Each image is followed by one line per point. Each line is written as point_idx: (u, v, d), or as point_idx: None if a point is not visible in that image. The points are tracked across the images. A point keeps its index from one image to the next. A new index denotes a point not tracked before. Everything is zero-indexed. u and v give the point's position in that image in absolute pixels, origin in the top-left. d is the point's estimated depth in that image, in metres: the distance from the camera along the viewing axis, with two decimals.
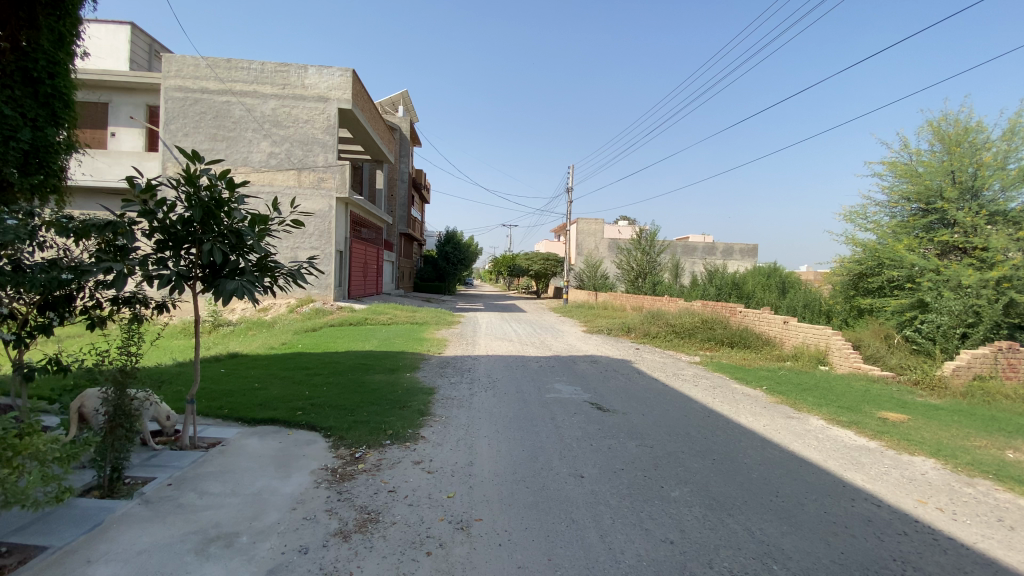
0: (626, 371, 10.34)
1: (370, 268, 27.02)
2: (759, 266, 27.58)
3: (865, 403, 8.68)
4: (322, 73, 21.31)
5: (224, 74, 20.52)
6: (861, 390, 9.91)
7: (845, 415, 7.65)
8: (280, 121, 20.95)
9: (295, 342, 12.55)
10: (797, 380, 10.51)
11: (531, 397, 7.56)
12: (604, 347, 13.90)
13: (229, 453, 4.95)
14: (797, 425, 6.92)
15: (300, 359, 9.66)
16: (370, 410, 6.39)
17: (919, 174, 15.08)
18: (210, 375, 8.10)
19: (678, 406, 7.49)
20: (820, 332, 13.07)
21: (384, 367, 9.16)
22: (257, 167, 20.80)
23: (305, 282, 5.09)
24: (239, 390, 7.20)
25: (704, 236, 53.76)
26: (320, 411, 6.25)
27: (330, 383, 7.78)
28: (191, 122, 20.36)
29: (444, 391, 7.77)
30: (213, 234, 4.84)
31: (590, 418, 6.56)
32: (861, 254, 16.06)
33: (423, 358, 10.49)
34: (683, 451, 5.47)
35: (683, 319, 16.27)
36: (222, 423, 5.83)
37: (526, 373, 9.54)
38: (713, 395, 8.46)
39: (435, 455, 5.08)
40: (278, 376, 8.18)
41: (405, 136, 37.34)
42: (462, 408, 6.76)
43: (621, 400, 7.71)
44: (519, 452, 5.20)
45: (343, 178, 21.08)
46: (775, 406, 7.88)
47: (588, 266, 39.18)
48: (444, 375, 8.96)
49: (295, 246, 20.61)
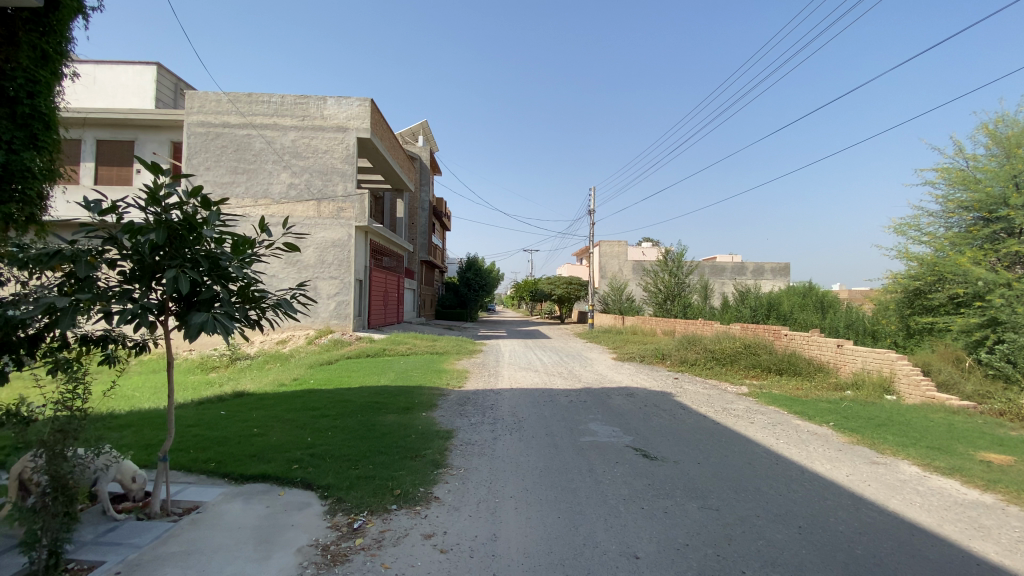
0: (667, 405, 9.20)
1: (391, 298, 26.53)
2: (795, 286, 26.12)
3: (956, 442, 7.33)
4: (341, 103, 21.26)
5: (245, 108, 20.64)
6: (944, 424, 8.54)
7: (938, 458, 6.40)
8: (299, 152, 20.87)
9: (306, 377, 11.79)
10: (865, 413, 9.19)
11: (564, 442, 6.55)
12: (639, 377, 12.77)
13: (202, 525, 4.12)
14: (888, 474, 5.72)
15: (309, 398, 8.85)
16: (376, 462, 5.48)
17: (977, 181, 13.82)
18: (208, 419, 7.34)
19: (737, 452, 6.35)
20: (882, 356, 11.75)
21: (397, 406, 8.25)
22: (277, 199, 20.63)
23: (295, 314, 4.27)
24: (234, 437, 6.39)
25: (733, 257, 52.10)
26: (319, 465, 5.37)
27: (336, 427, 6.90)
28: (213, 156, 20.46)
29: (463, 435, 6.83)
30: (184, 260, 4.11)
31: (636, 470, 5.51)
32: (917, 269, 14.64)
33: (441, 394, 9.58)
34: (759, 516, 4.41)
35: (723, 344, 15.03)
36: (205, 481, 5.02)
37: (556, 410, 8.51)
38: (776, 436, 7.25)
39: (450, 525, 4.13)
40: (281, 419, 7.36)
41: (425, 164, 37.40)
42: (483, 458, 5.81)
43: (669, 444, 6.61)
44: (555, 520, 4.24)
45: (362, 206, 20.80)
46: (852, 449, 6.68)
47: (612, 289, 37.97)
48: (465, 415, 8.00)
49: (313, 277, 20.26)
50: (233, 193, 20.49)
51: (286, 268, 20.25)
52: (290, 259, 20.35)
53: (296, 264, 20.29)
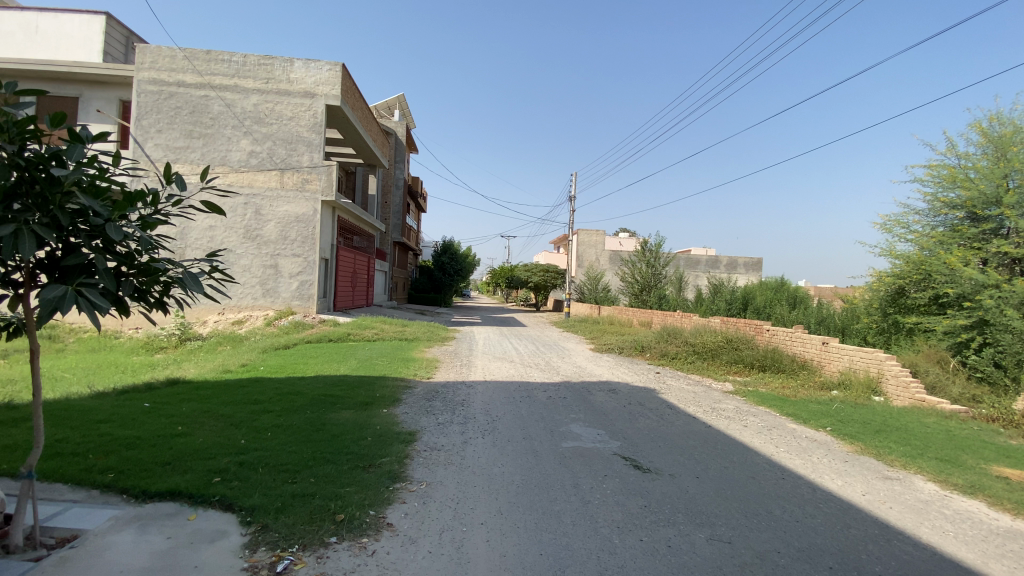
0: (653, 404, 8.50)
1: (359, 278, 25.20)
2: (768, 279, 26.08)
3: (961, 452, 6.85)
4: (309, 67, 19.71)
5: (203, 66, 18.88)
6: (942, 430, 8.10)
7: (952, 473, 5.87)
8: (262, 118, 19.26)
9: (256, 363, 10.66)
10: (859, 416, 8.69)
11: (542, 447, 5.72)
12: (619, 371, 12.07)
13: (69, 570, 3.14)
14: (907, 494, 5.16)
15: (254, 388, 7.77)
16: (320, 474, 4.55)
17: (970, 179, 13.48)
18: (127, 414, 6.23)
19: (737, 462, 5.66)
20: (871, 355, 11.30)
21: (355, 401, 7.28)
22: (236, 167, 19.01)
23: (200, 292, 3.19)
24: (150, 438, 5.34)
25: (708, 250, 52.38)
26: (248, 477, 4.40)
27: (278, 425, 5.89)
28: (165, 118, 18.70)
29: (427, 437, 5.90)
30: (45, 216, 3.00)
31: (629, 486, 4.70)
32: (903, 268, 14.28)
33: (406, 387, 8.64)
34: (780, 553, 3.67)
35: (705, 338, 14.49)
36: (95, 501, 4.06)
37: (534, 407, 7.68)
38: (775, 443, 6.60)
39: (403, 568, 3.24)
40: (213, 415, 6.29)
41: (401, 140, 35.74)
42: (449, 470, 4.90)
43: (660, 451, 5.86)
44: (537, 560, 3.40)
45: (330, 179, 19.42)
46: (858, 460, 6.12)
47: (589, 278, 37.43)
48: (432, 412, 7.06)
49: (275, 253, 18.90)
50: (187, 159, 18.79)
51: (244, 243, 18.80)
52: (249, 234, 18.86)
53: (255, 239, 18.85)
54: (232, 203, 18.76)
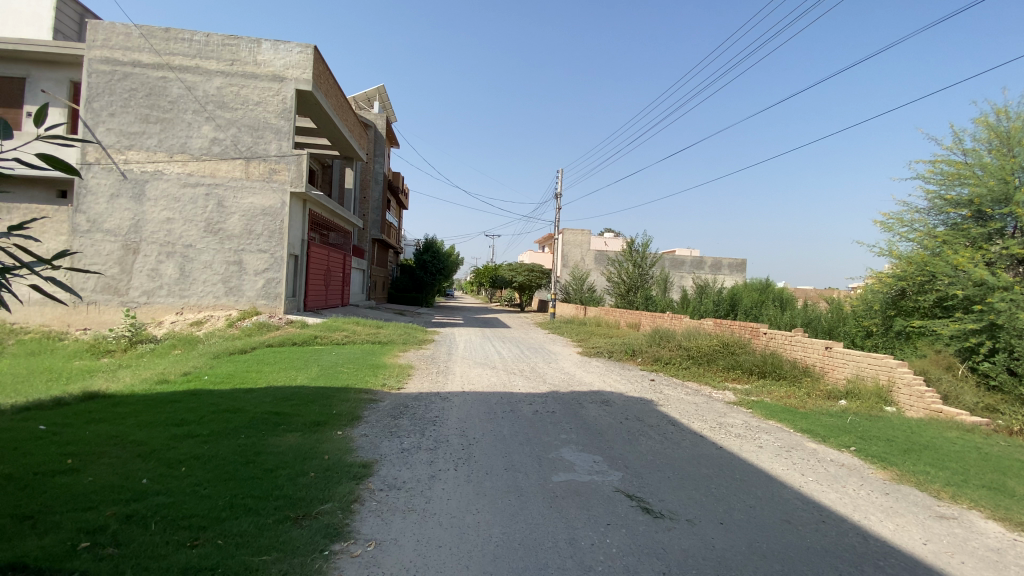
0: (652, 419, 7.47)
1: (334, 276, 23.87)
2: (755, 280, 25.44)
3: (1004, 476, 5.97)
4: (278, 49, 18.32)
5: (161, 45, 17.40)
6: (970, 447, 7.25)
7: (1011, 506, 4.97)
8: (226, 102, 17.82)
9: (203, 371, 9.39)
10: (878, 431, 7.80)
11: (529, 483, 4.65)
12: (611, 378, 11.08)
13: None
14: (975, 540, 4.22)
15: (186, 404, 6.52)
16: (231, 533, 3.40)
17: (977, 175, 12.71)
18: (8, 442, 4.96)
19: (764, 499, 4.66)
20: (881, 363, 10.44)
21: (306, 420, 6.10)
22: (196, 155, 17.47)
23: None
24: (18, 478, 4.10)
25: (692, 250, 52.16)
26: (126, 542, 3.24)
27: (197, 457, 4.69)
28: (119, 101, 17.14)
29: (385, 471, 4.77)
30: None
31: (639, 541, 3.67)
32: (906, 269, 13.48)
33: (371, 400, 7.47)
34: None
35: (700, 342, 13.62)
36: None
37: (518, 426, 6.59)
38: (800, 469, 5.61)
39: None
40: (122, 442, 5.06)
41: (380, 134, 34.34)
42: (407, 523, 3.77)
43: (669, 485, 4.84)
44: None
45: (300, 169, 18.06)
46: (900, 492, 5.18)
47: (574, 278, 36.53)
48: (396, 434, 5.92)
49: (239, 248, 17.52)
50: (142, 145, 17.22)
51: (205, 237, 17.35)
52: (211, 227, 17.41)
53: (218, 233, 17.43)
54: (191, 193, 17.30)
